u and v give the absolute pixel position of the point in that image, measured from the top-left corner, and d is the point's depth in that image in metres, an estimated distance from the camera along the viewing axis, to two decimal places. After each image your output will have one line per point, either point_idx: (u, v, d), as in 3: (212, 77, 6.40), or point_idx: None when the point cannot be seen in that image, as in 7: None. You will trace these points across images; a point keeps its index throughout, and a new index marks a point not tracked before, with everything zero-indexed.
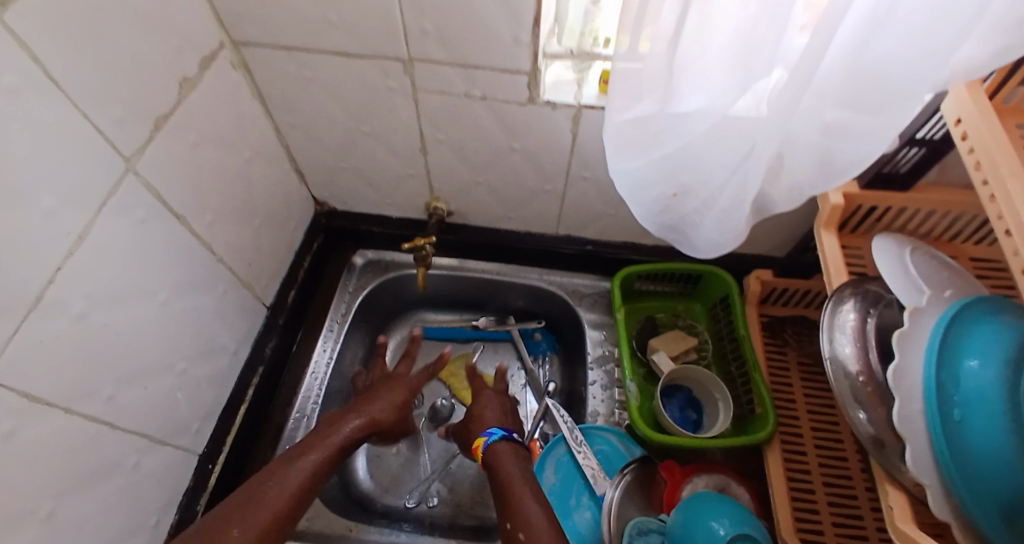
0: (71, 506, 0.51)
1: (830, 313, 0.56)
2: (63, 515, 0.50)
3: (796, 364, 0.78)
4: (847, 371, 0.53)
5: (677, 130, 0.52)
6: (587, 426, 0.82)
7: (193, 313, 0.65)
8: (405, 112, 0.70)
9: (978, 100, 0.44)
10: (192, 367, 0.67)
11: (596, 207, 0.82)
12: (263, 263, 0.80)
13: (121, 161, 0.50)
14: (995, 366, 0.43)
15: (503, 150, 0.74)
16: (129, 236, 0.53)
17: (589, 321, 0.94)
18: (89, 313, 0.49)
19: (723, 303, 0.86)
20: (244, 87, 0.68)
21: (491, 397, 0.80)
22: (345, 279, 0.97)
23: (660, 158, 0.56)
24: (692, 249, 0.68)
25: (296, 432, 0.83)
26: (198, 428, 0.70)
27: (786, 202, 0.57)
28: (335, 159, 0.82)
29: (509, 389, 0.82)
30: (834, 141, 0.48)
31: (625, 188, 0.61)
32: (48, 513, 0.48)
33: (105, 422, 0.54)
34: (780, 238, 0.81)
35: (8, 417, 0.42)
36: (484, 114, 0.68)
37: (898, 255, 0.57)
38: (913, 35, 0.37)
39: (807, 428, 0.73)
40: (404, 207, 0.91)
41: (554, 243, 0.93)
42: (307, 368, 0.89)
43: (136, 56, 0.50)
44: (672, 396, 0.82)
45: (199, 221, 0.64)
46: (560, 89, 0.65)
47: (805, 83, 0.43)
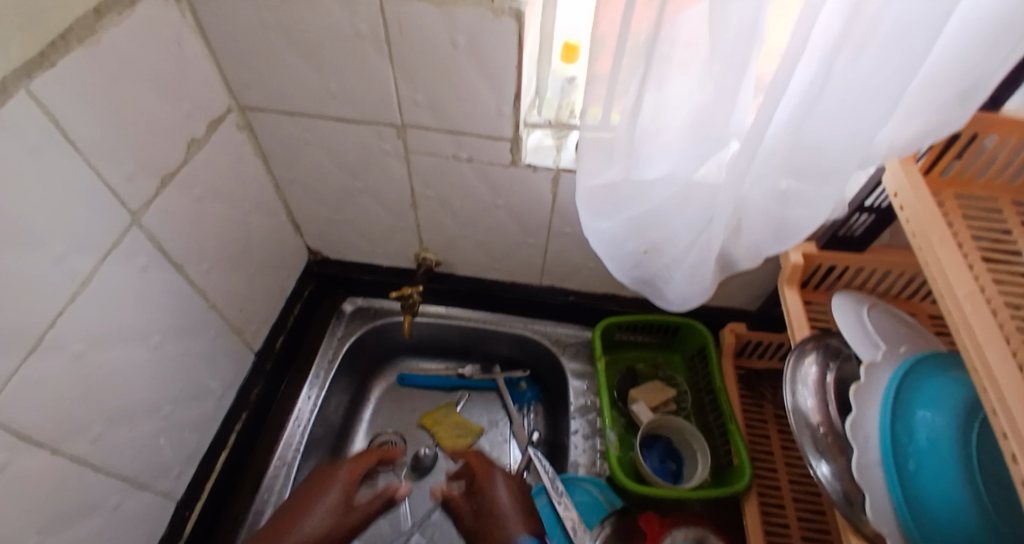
0: None
1: (793, 365, 0.59)
2: None
3: (772, 416, 0.80)
4: (810, 421, 0.55)
5: (643, 193, 0.57)
6: (568, 475, 0.82)
7: (185, 355, 0.67)
8: (398, 171, 0.75)
9: (908, 171, 0.48)
10: (179, 409, 0.68)
11: (577, 260, 0.86)
12: (255, 309, 0.82)
13: (127, 213, 0.54)
14: (945, 417, 0.47)
15: (489, 207, 0.79)
16: (131, 281, 0.56)
17: (573, 371, 0.96)
18: (85, 354, 0.51)
19: (700, 355, 0.89)
20: (247, 146, 0.73)
21: (504, 491, 0.77)
22: (335, 326, 0.99)
23: (631, 218, 0.60)
24: (664, 303, 0.71)
25: (274, 481, 0.82)
26: (180, 471, 0.70)
27: (746, 259, 0.62)
28: (330, 212, 0.86)
29: (516, 479, 0.81)
30: (786, 205, 0.53)
31: (599, 245, 0.65)
32: None
33: (89, 463, 0.54)
34: (752, 293, 0.84)
35: None
36: (470, 174, 0.73)
37: (856, 314, 0.61)
38: (846, 114, 0.43)
39: (785, 481, 0.73)
40: (395, 257, 0.95)
41: (538, 293, 0.96)
42: (292, 414, 0.89)
43: (150, 118, 0.55)
44: (651, 446, 0.82)
45: (198, 268, 0.67)
46: (540, 153, 0.70)
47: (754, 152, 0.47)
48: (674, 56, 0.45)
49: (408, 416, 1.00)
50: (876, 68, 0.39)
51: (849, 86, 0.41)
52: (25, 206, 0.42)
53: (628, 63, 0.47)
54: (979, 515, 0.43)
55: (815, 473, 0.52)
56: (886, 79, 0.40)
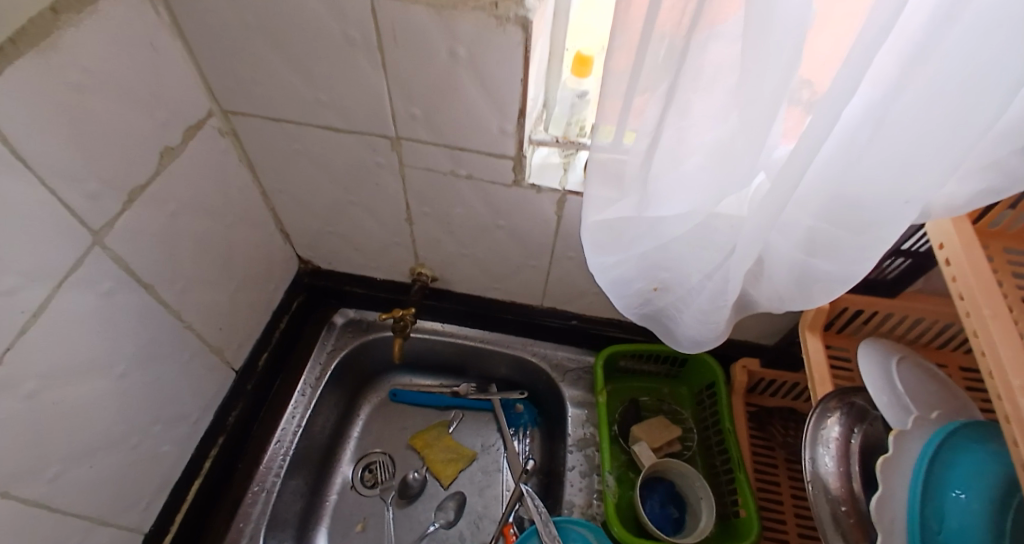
0: None
1: (814, 426, 0.53)
2: None
3: (783, 461, 0.75)
4: (830, 491, 0.49)
5: (656, 230, 0.51)
6: (561, 518, 0.77)
7: (155, 380, 0.63)
8: (392, 185, 0.70)
9: (959, 226, 0.42)
10: (147, 438, 0.64)
11: (581, 284, 0.81)
12: (237, 326, 0.78)
13: (88, 234, 0.49)
14: (982, 502, 0.41)
15: (489, 227, 0.74)
16: (94, 309, 0.51)
17: (572, 399, 0.91)
18: (40, 391, 0.47)
19: (708, 391, 0.83)
20: (231, 153, 0.68)
21: None
22: (324, 338, 0.95)
23: (641, 254, 0.55)
24: (673, 341, 0.65)
25: (252, 507, 0.79)
26: (147, 503, 0.66)
27: (768, 305, 0.56)
28: (322, 223, 0.81)
29: None
30: (814, 257, 0.47)
31: (604, 281, 0.59)
32: None
33: (44, 505, 0.50)
34: (769, 327, 0.79)
35: None
36: (469, 192, 0.68)
37: (885, 368, 0.54)
38: (894, 164, 0.37)
39: (794, 533, 0.69)
40: (389, 271, 0.90)
41: (539, 316, 0.91)
42: (274, 435, 0.85)
43: (118, 130, 0.50)
44: (652, 489, 0.76)
45: (171, 287, 0.62)
46: (546, 173, 0.65)
47: (784, 200, 0.42)
48: (699, 83, 0.39)
49: (398, 437, 0.95)
50: (937, 115, 0.33)
51: (901, 132, 0.35)
52: None
53: (648, 80, 0.41)
54: None
55: None
56: (947, 131, 0.33)
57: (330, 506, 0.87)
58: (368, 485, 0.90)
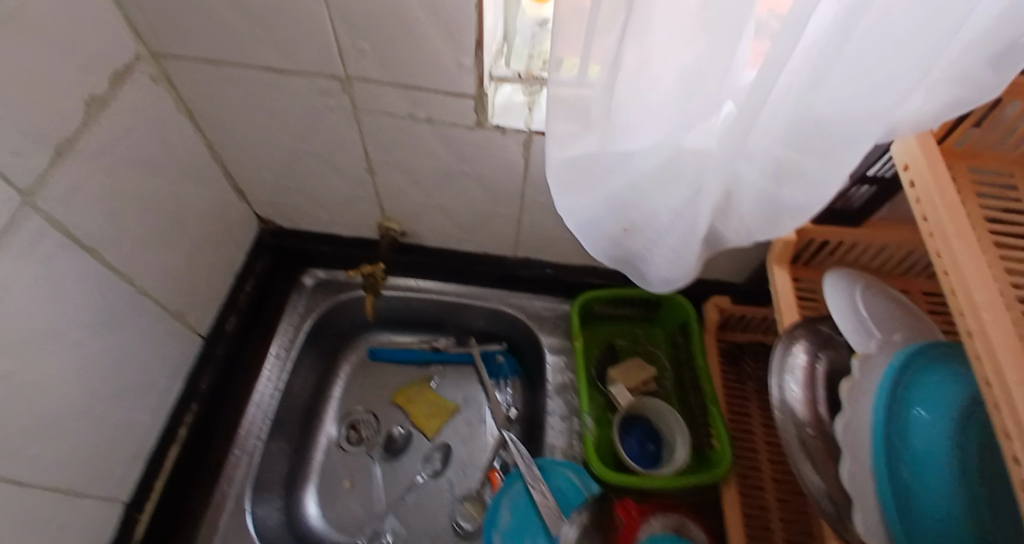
0: None
1: (781, 356, 0.54)
2: None
3: (754, 393, 0.77)
4: (797, 417, 0.51)
5: (623, 166, 0.49)
6: (545, 460, 0.80)
7: (114, 350, 0.60)
8: (348, 132, 0.66)
9: (925, 143, 0.41)
10: (113, 408, 0.62)
11: (553, 231, 0.80)
12: (198, 290, 0.75)
13: (16, 194, 0.45)
14: (944, 421, 0.41)
15: (454, 174, 0.71)
16: (36, 277, 0.48)
17: (550, 346, 0.91)
18: None
19: (682, 330, 0.83)
20: (167, 101, 0.63)
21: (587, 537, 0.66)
22: (294, 301, 0.92)
23: (609, 194, 0.52)
24: (644, 283, 0.64)
25: (235, 471, 0.78)
26: (122, 475, 0.66)
27: (736, 239, 0.55)
28: (277, 178, 0.77)
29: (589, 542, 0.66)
30: (780, 185, 0.46)
31: (573, 223, 0.57)
32: None
33: (12, 480, 0.49)
34: (740, 265, 0.79)
35: None
36: (430, 137, 0.65)
37: (850, 295, 0.55)
38: (859, 80, 0.35)
39: (765, 460, 0.71)
40: (355, 227, 0.87)
41: (512, 266, 0.90)
42: (251, 399, 0.84)
43: (35, 76, 0.45)
44: (630, 427, 0.79)
45: (117, 251, 0.59)
46: (510, 112, 0.61)
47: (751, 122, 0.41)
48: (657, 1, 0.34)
49: (380, 395, 0.95)
50: (908, 19, 0.31)
51: (869, 44, 0.33)
52: None
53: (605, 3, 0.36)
54: (971, 529, 0.38)
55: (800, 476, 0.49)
56: (914, 37, 0.31)
57: (317, 464, 0.88)
58: (353, 442, 0.90)
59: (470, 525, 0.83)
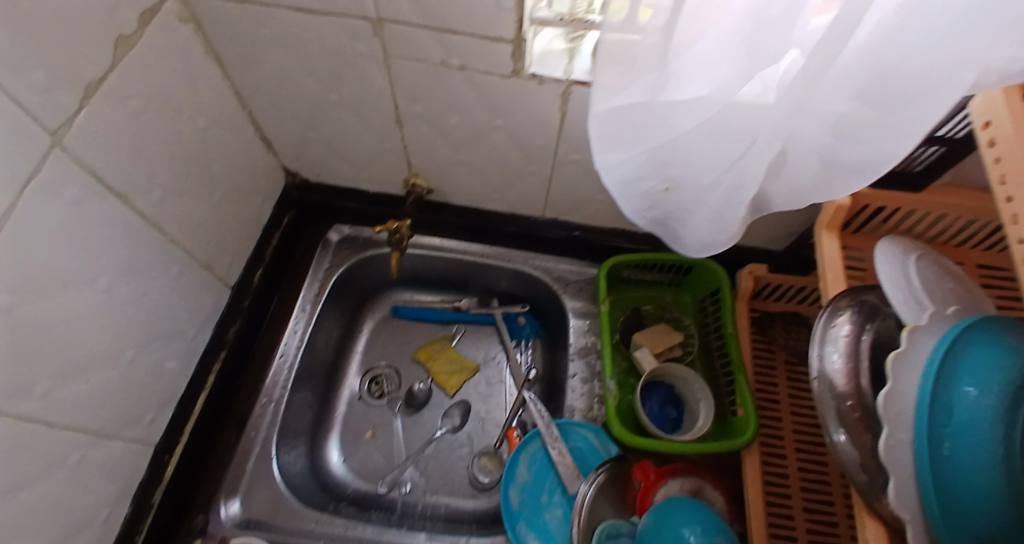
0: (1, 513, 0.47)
1: (824, 325, 0.52)
2: None
3: (783, 363, 0.75)
4: (835, 387, 0.49)
5: (671, 121, 0.45)
6: (563, 421, 0.80)
7: (142, 297, 0.61)
8: (377, 80, 0.63)
9: (1010, 98, 0.37)
10: (143, 353, 0.63)
11: (584, 191, 0.77)
12: (225, 240, 0.75)
13: (43, 134, 0.44)
14: (996, 394, 0.36)
15: (484, 128, 0.68)
16: (61, 218, 0.48)
17: (574, 310, 0.90)
18: (13, 306, 0.44)
19: (713, 297, 0.81)
20: (195, 44, 0.61)
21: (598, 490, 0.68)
22: (320, 256, 0.92)
23: (653, 152, 0.48)
24: (679, 246, 0.61)
25: (262, 418, 0.80)
26: (153, 418, 0.67)
27: (785, 204, 0.52)
28: (303, 129, 0.75)
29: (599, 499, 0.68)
30: (841, 143, 0.43)
31: (610, 181, 0.54)
32: None
33: (40, 420, 0.49)
34: (779, 232, 0.77)
35: None
36: (463, 86, 0.61)
37: (903, 264, 0.52)
38: (945, 32, 0.32)
39: (789, 430, 0.71)
40: (381, 182, 0.85)
41: (539, 227, 0.88)
42: (277, 350, 0.85)
43: (60, 8, 0.43)
44: (652, 392, 0.78)
45: (145, 198, 0.58)
46: (548, 61, 0.57)
47: (817, 78, 0.37)
48: None
49: (400, 351, 0.96)
50: None
51: None
52: None
53: None
54: (1012, 510, 0.34)
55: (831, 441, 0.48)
56: None
57: (339, 415, 0.89)
58: (374, 396, 0.92)
59: (488, 480, 0.85)
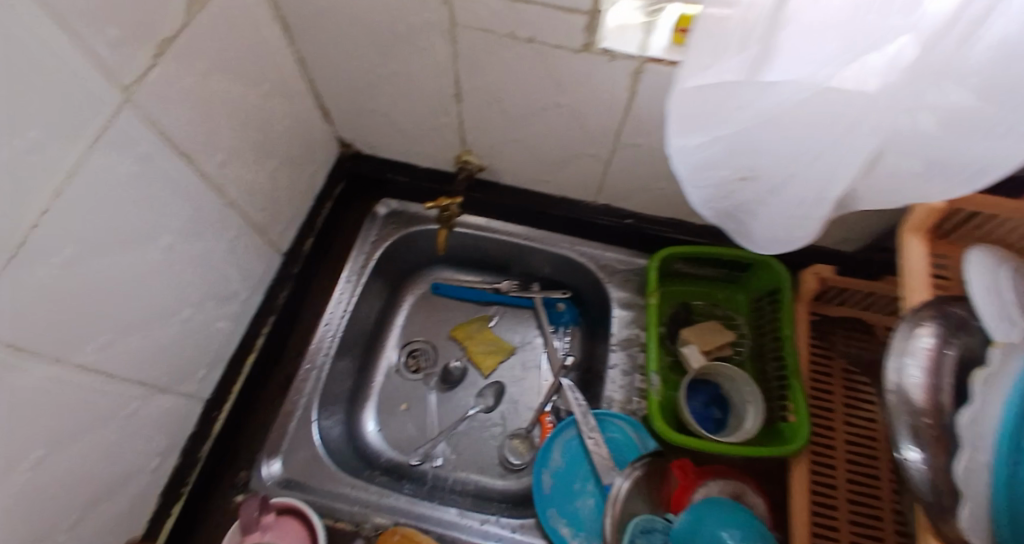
0: (60, 457, 0.49)
1: (901, 337, 0.48)
2: (52, 464, 0.48)
3: (840, 370, 0.72)
4: (912, 403, 0.45)
5: (765, 103, 0.41)
6: (602, 411, 0.79)
7: (200, 257, 0.62)
8: (440, 51, 0.62)
9: None
10: (198, 312, 0.64)
11: (642, 177, 0.74)
12: (280, 206, 0.77)
13: (117, 88, 0.44)
14: None
15: (546, 105, 0.66)
16: (129, 174, 0.48)
17: (618, 300, 0.88)
18: (82, 258, 0.45)
19: (769, 297, 0.78)
20: (263, 6, 0.60)
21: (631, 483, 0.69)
22: (368, 229, 0.92)
23: (737, 136, 0.45)
24: (747, 240, 0.58)
25: (304, 385, 0.81)
26: (204, 374, 0.69)
27: (873, 202, 0.48)
28: (361, 99, 0.75)
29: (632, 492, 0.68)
30: (952, 140, 0.39)
31: (684, 167, 0.51)
32: (37, 463, 0.46)
33: (99, 371, 0.51)
34: (848, 232, 0.72)
35: None
36: (529, 60, 0.59)
37: (995, 276, 0.47)
38: None
39: (840, 441, 0.67)
40: (433, 158, 0.85)
41: (590, 213, 0.86)
42: (322, 318, 0.86)
43: None
44: (696, 390, 0.76)
45: (208, 158, 0.59)
46: (623, 34, 0.55)
47: (930, 70, 0.35)
48: None
49: (438, 327, 0.96)
50: None
51: None
52: None
53: None
54: None
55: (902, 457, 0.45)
56: None
57: (377, 386, 0.91)
58: (411, 370, 0.92)
59: (518, 462, 0.84)
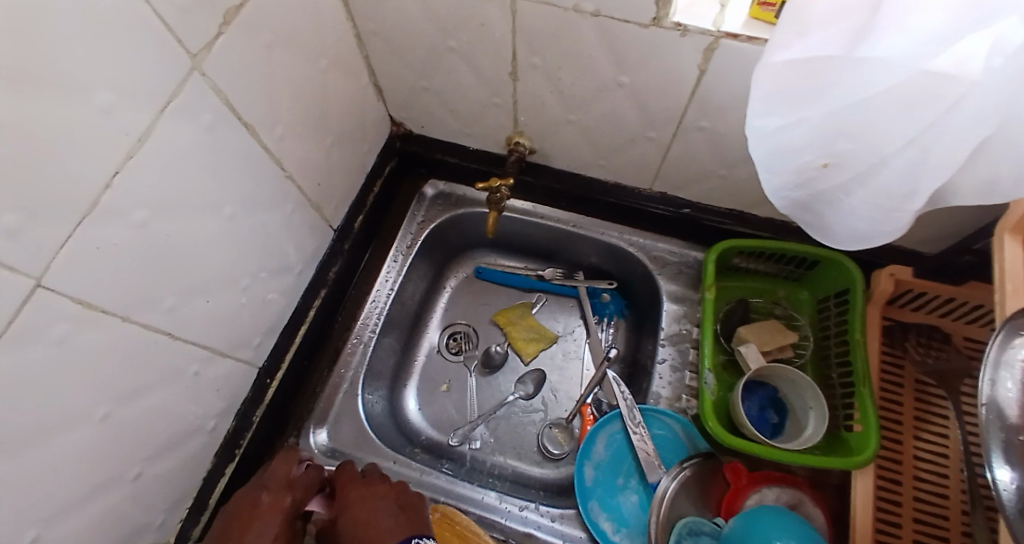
0: (126, 411, 0.51)
1: (996, 347, 0.42)
2: (118, 417, 0.50)
3: (912, 380, 0.66)
4: (1005, 418, 0.40)
5: (855, 82, 0.38)
6: (648, 407, 0.76)
7: (259, 228, 0.64)
8: (499, 27, 0.60)
9: None
10: (256, 282, 0.66)
11: (704, 165, 0.71)
12: (334, 183, 0.78)
13: (185, 57, 0.45)
14: None
15: (607, 85, 0.63)
16: (195, 142, 0.49)
17: (669, 293, 0.84)
18: (150, 222, 0.47)
19: (837, 298, 0.72)
20: None
21: (675, 483, 0.69)
22: (415, 209, 0.93)
23: (822, 118, 0.41)
24: (823, 234, 0.54)
25: (351, 357, 0.84)
26: (259, 342, 0.72)
27: (977, 197, 0.43)
28: (416, 77, 0.74)
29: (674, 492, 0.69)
30: None
31: (761, 149, 0.48)
32: (105, 414, 0.48)
33: (164, 331, 0.53)
34: (933, 232, 0.66)
35: (60, 322, 0.40)
36: (592, 37, 0.56)
37: None
38: None
39: (909, 455, 0.62)
40: (485, 140, 0.83)
41: (645, 201, 0.82)
42: (369, 295, 0.88)
43: None
44: (752, 392, 0.72)
45: (269, 131, 0.60)
46: (696, 10, 0.52)
47: None
48: None
49: (481, 311, 0.96)
50: None
51: None
52: (69, 47, 0.34)
53: None
54: None
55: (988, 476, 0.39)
56: None
57: (419, 365, 0.91)
58: (452, 351, 0.93)
59: (558, 451, 0.83)
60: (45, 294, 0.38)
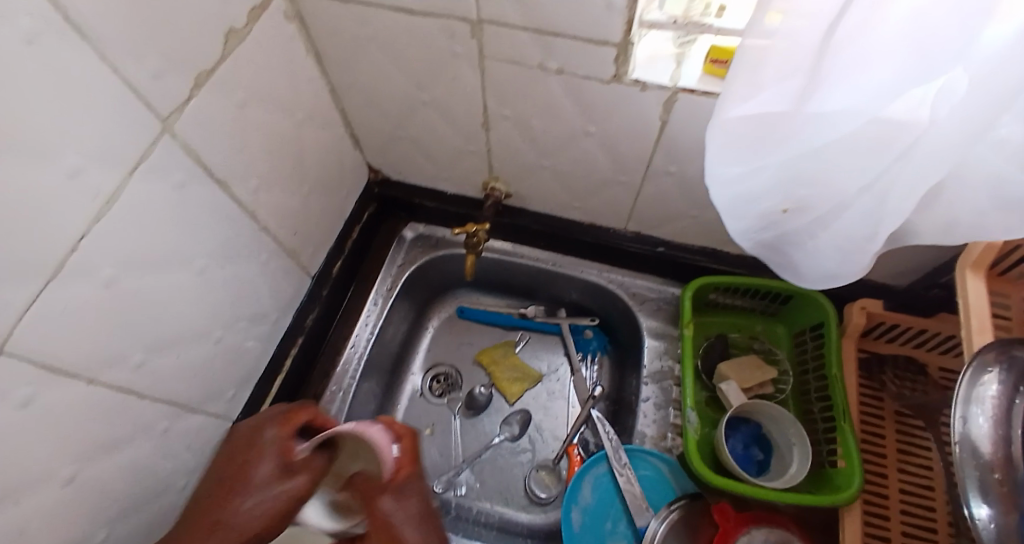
0: (90, 474, 0.49)
1: (967, 383, 0.41)
2: (82, 481, 0.48)
3: (892, 413, 0.66)
4: (979, 453, 0.39)
5: (805, 133, 0.39)
6: (633, 447, 0.76)
7: (232, 279, 0.63)
8: (469, 80, 0.62)
9: None
10: (229, 333, 0.65)
11: (675, 207, 0.72)
12: (311, 230, 0.78)
13: (156, 120, 0.45)
14: None
15: (577, 133, 0.64)
16: (166, 199, 0.49)
17: (649, 329, 0.85)
18: (117, 279, 0.46)
19: (813, 332, 0.74)
20: (297, 41, 0.62)
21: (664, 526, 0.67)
22: (394, 253, 0.93)
23: (778, 164, 0.43)
24: (791, 271, 0.55)
25: (330, 405, 0.82)
26: (233, 394, 0.70)
27: (937, 236, 0.44)
28: (392, 127, 0.76)
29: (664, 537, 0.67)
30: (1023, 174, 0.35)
31: (723, 197, 0.49)
32: (69, 478, 0.46)
33: (132, 389, 0.52)
34: (899, 266, 0.68)
35: (20, 387, 0.39)
36: (559, 90, 0.58)
37: None
38: None
39: (894, 488, 0.62)
40: (461, 183, 0.84)
41: (621, 241, 0.84)
42: (349, 339, 0.87)
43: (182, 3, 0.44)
44: (735, 429, 0.72)
45: (243, 186, 0.60)
46: (655, 65, 0.54)
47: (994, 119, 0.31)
48: None
49: (463, 351, 0.95)
50: None
51: None
52: (34, 119, 0.34)
53: None
54: None
55: (968, 515, 0.39)
56: None
57: (401, 409, 0.90)
58: (435, 394, 0.91)
59: (545, 495, 0.82)
60: (4, 360, 0.37)
